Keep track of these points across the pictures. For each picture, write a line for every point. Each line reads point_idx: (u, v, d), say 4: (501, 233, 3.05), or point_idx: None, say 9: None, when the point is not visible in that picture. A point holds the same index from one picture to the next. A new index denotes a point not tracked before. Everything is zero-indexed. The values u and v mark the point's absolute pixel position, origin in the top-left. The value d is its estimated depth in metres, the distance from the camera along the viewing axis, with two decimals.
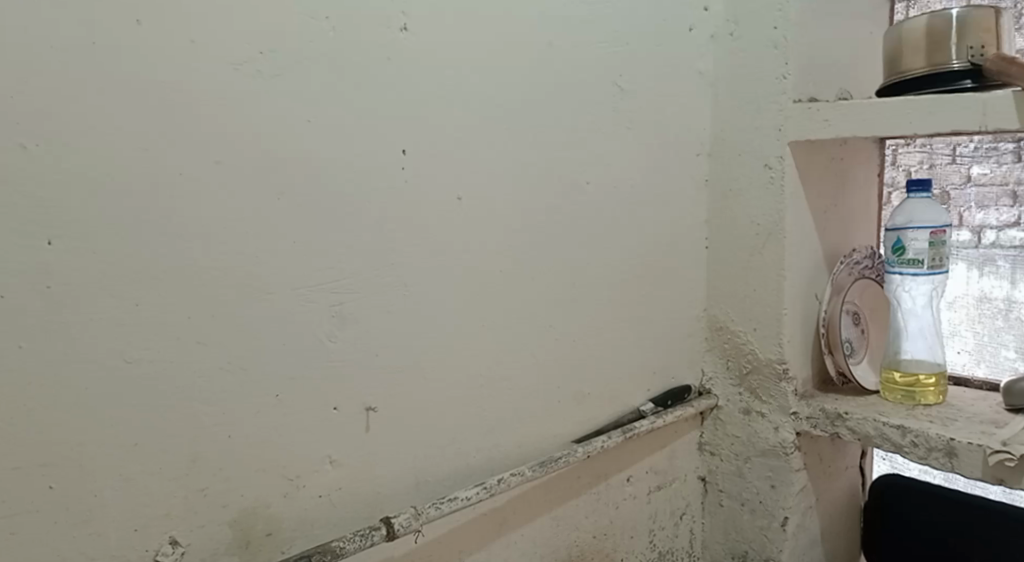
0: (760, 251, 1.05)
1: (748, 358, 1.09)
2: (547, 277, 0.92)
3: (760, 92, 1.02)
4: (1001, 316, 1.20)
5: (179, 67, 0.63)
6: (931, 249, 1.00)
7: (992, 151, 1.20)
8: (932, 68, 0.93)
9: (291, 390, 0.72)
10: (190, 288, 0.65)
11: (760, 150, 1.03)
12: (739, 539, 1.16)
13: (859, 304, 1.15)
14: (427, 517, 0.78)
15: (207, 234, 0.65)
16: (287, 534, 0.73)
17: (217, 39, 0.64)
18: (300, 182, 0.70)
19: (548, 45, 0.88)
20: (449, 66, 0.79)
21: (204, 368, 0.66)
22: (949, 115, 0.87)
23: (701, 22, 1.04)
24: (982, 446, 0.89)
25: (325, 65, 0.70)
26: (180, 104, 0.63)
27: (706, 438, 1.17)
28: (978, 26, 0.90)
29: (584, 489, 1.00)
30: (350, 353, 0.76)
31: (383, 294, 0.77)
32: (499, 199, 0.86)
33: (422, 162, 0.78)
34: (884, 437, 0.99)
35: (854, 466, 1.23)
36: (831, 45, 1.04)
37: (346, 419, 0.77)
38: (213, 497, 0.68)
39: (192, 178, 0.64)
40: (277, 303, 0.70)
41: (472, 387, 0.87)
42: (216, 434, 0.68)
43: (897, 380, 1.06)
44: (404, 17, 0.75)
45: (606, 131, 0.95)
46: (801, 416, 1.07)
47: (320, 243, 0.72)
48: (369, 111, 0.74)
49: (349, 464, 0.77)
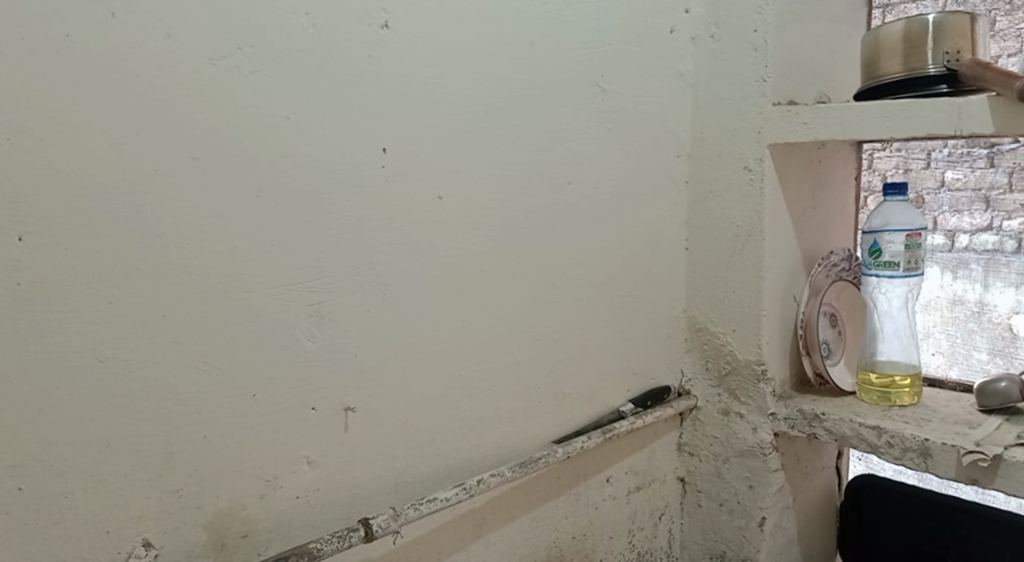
0: (739, 252, 1.06)
1: (727, 359, 1.10)
2: (527, 277, 0.92)
3: (740, 95, 1.02)
4: (973, 319, 1.22)
5: (155, 60, 0.61)
6: (906, 251, 1.01)
7: (965, 156, 1.22)
8: (908, 72, 0.94)
9: (268, 389, 0.71)
10: (166, 286, 0.64)
11: (739, 152, 1.04)
12: (717, 539, 1.16)
13: (836, 305, 1.16)
14: (405, 518, 0.77)
15: (183, 232, 0.64)
16: (263, 535, 0.72)
17: (194, 33, 0.63)
18: (278, 179, 0.69)
19: (530, 44, 0.88)
20: (430, 64, 0.79)
21: (179, 367, 0.65)
22: (924, 119, 0.88)
23: (681, 24, 1.04)
24: (956, 446, 0.91)
25: (304, 61, 0.70)
26: (156, 99, 0.62)
27: (685, 439, 1.17)
28: (953, 32, 0.92)
29: (563, 490, 0.99)
30: (328, 353, 0.75)
31: (362, 293, 0.77)
32: (480, 198, 0.85)
33: (402, 160, 0.78)
34: (860, 438, 1.00)
35: (830, 467, 1.24)
36: (810, 48, 1.05)
37: (325, 419, 0.76)
38: (188, 499, 0.67)
39: (167, 174, 0.63)
40: (254, 302, 0.69)
41: (452, 387, 0.86)
42: (191, 434, 0.67)
43: (874, 381, 1.07)
44: (385, 14, 0.74)
45: (587, 132, 0.95)
46: (778, 416, 1.08)
47: (298, 241, 0.71)
48: (349, 107, 0.73)
49: (327, 464, 0.76)
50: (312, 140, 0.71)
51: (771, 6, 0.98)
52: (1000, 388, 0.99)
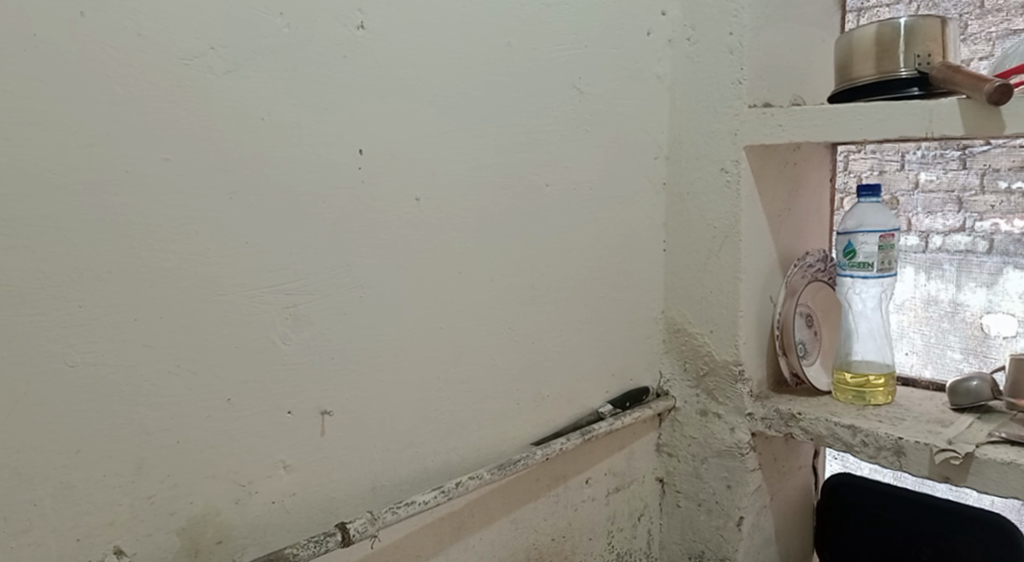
0: (716, 253, 1.06)
1: (705, 360, 1.11)
2: (505, 279, 0.92)
3: (717, 97, 1.03)
4: (946, 318, 1.24)
5: (126, 60, 0.61)
6: (880, 252, 1.02)
7: (938, 158, 1.23)
8: (881, 75, 0.95)
9: (243, 393, 0.70)
10: (138, 289, 0.63)
11: (716, 154, 1.04)
12: (695, 539, 1.17)
13: (812, 306, 1.17)
14: (383, 522, 0.77)
15: (154, 233, 0.63)
16: (238, 541, 0.71)
17: (166, 33, 0.62)
18: (252, 180, 0.69)
19: (508, 46, 0.88)
20: (407, 65, 0.78)
21: (152, 371, 0.64)
22: (896, 120, 0.89)
23: (658, 26, 1.05)
24: (928, 444, 0.92)
25: (279, 62, 0.69)
26: (127, 98, 0.61)
27: (664, 439, 1.18)
28: (924, 35, 0.93)
29: (543, 492, 0.99)
30: (304, 355, 0.74)
31: (338, 295, 0.76)
32: (457, 199, 0.85)
33: (379, 162, 0.77)
34: (836, 437, 1.01)
35: (807, 466, 1.25)
36: (785, 51, 1.06)
37: (301, 423, 0.75)
38: (161, 505, 0.66)
39: (139, 175, 0.62)
40: (229, 305, 0.68)
41: (430, 389, 0.86)
42: (164, 439, 0.66)
43: (849, 381, 1.08)
44: (361, 15, 0.74)
45: (565, 134, 0.95)
46: (756, 416, 1.08)
47: (273, 244, 0.71)
48: (325, 108, 0.73)
49: (303, 469, 0.76)
50: (287, 141, 0.70)
51: (747, 9, 0.99)
52: (972, 387, 1.00)
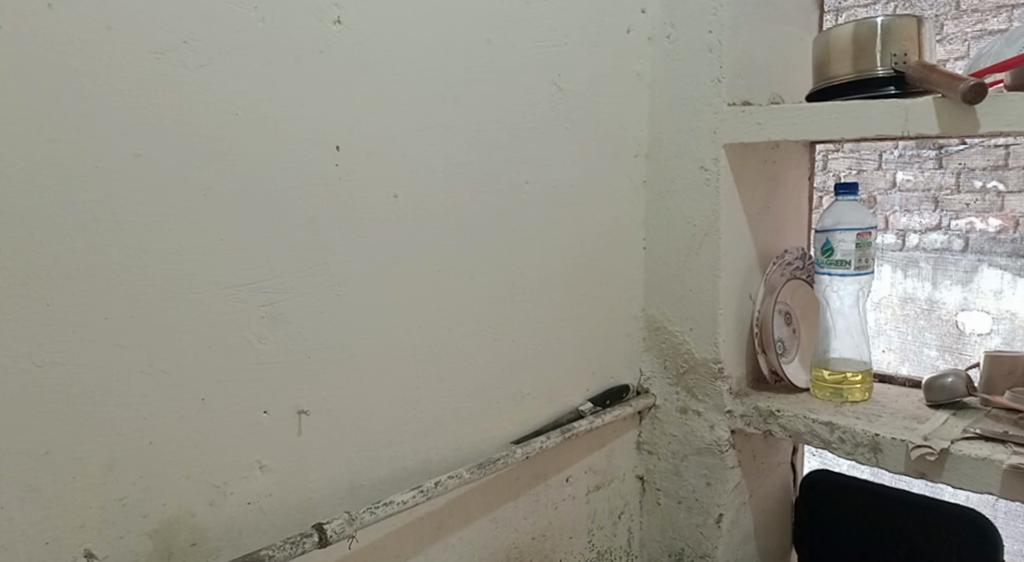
0: (696, 251, 1.07)
1: (685, 358, 1.11)
2: (485, 277, 0.91)
3: (696, 95, 1.03)
4: (923, 316, 1.25)
5: (96, 54, 0.59)
6: (857, 250, 1.03)
7: (915, 158, 1.24)
8: (858, 74, 0.95)
9: (218, 394, 0.69)
10: (108, 287, 0.62)
11: (695, 153, 1.04)
12: (676, 537, 1.17)
13: (791, 303, 1.17)
14: (361, 522, 0.76)
15: (124, 230, 0.62)
16: (213, 543, 0.70)
17: (137, 26, 0.61)
18: (226, 176, 0.67)
19: (487, 43, 0.87)
20: (384, 61, 0.78)
21: (123, 371, 0.63)
22: (872, 119, 0.90)
23: (638, 24, 1.05)
24: (904, 440, 0.93)
25: (253, 56, 0.68)
26: (95, 93, 0.60)
27: (644, 437, 1.18)
28: (900, 35, 0.94)
29: (522, 490, 0.99)
30: (280, 355, 0.73)
31: (315, 293, 0.75)
32: (436, 197, 0.84)
33: (356, 158, 0.76)
34: (814, 434, 1.02)
35: (785, 463, 1.26)
36: (764, 49, 1.06)
37: (277, 423, 0.74)
38: (133, 507, 0.65)
39: (109, 172, 0.61)
40: (202, 303, 0.67)
41: (409, 388, 0.85)
42: (136, 440, 0.65)
43: (827, 378, 1.09)
44: (337, 10, 0.73)
45: (545, 131, 0.95)
46: (735, 413, 1.09)
47: (248, 242, 0.70)
48: (300, 103, 0.72)
49: (279, 469, 0.75)
50: (262, 137, 0.69)
51: (726, 8, 0.99)
52: (947, 384, 1.01)
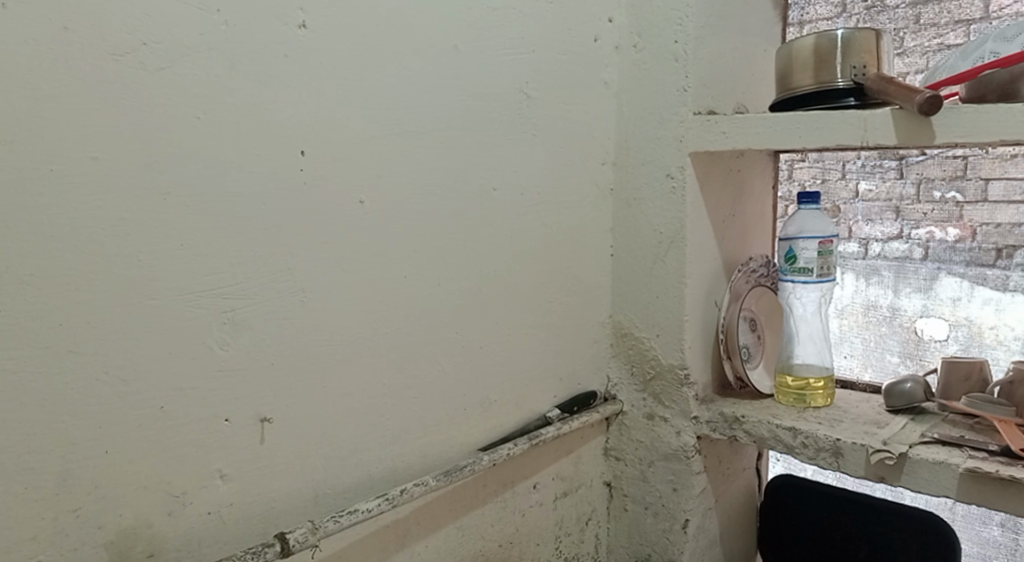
0: (662, 258, 1.08)
1: (651, 364, 1.12)
2: (452, 283, 0.91)
3: (663, 104, 1.04)
4: (885, 323, 1.25)
5: (53, 54, 0.58)
6: (819, 257, 1.05)
7: (877, 168, 1.24)
8: (819, 85, 0.97)
9: (177, 401, 0.68)
10: (62, 293, 0.60)
11: (661, 161, 1.05)
12: (642, 542, 1.17)
13: (755, 310, 1.19)
14: (324, 531, 0.75)
15: (79, 234, 0.61)
16: (171, 553, 0.69)
17: (95, 26, 0.60)
18: (187, 181, 0.66)
19: (454, 49, 0.87)
20: (350, 65, 0.77)
21: (78, 378, 0.62)
22: (833, 129, 0.92)
23: (605, 33, 1.06)
24: (865, 445, 0.94)
25: (215, 59, 0.67)
26: (50, 95, 0.58)
27: (611, 443, 1.18)
28: (860, 47, 0.96)
29: (490, 497, 0.99)
30: (242, 362, 0.72)
31: (279, 300, 0.74)
32: (403, 203, 0.84)
33: (321, 164, 0.76)
34: (778, 439, 1.03)
35: (750, 468, 1.27)
36: (729, 60, 1.08)
37: (238, 431, 0.73)
38: (87, 518, 0.63)
39: (64, 174, 0.59)
40: (162, 309, 0.66)
41: (374, 395, 0.84)
42: (91, 450, 0.63)
43: (790, 383, 1.10)
44: (302, 14, 0.73)
45: (512, 138, 0.95)
46: (701, 419, 1.10)
47: (209, 247, 0.69)
48: (263, 107, 0.71)
49: (241, 478, 0.73)
50: (224, 141, 0.68)
51: (692, 18, 1.00)
52: (906, 389, 1.04)
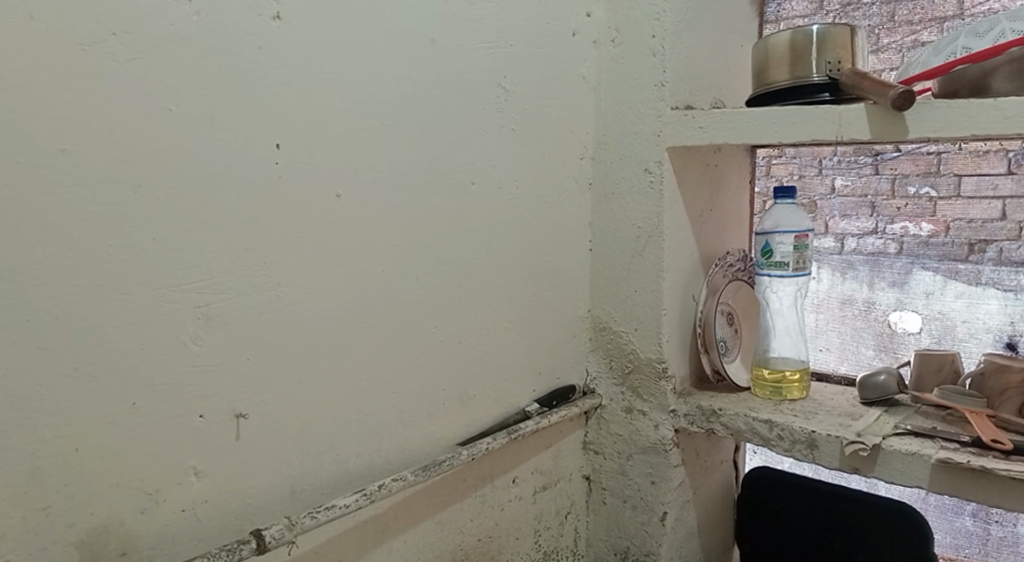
0: (640, 252, 1.08)
1: (629, 358, 1.12)
2: (430, 279, 0.91)
3: (640, 98, 1.05)
4: (861, 317, 1.26)
5: (18, 43, 0.57)
6: (795, 252, 1.06)
7: (852, 164, 1.24)
8: (794, 80, 0.98)
9: (150, 397, 0.67)
10: (28, 286, 0.59)
11: (639, 155, 1.06)
12: (621, 535, 1.18)
13: (732, 304, 1.20)
14: (301, 527, 0.74)
15: (46, 227, 0.60)
16: (144, 551, 0.68)
17: (62, 15, 0.59)
18: (159, 174, 0.65)
19: (432, 42, 0.87)
20: (325, 58, 0.76)
21: (48, 374, 0.61)
22: (809, 124, 0.92)
23: (583, 27, 1.06)
24: (839, 437, 0.95)
25: (188, 50, 0.66)
26: (16, 84, 0.57)
27: (590, 437, 1.19)
28: (834, 43, 0.97)
29: (468, 492, 0.99)
30: (217, 356, 0.71)
31: (253, 295, 0.74)
32: (379, 197, 0.84)
33: (297, 157, 0.75)
34: (754, 432, 1.04)
35: (727, 461, 1.28)
36: (706, 56, 1.08)
37: (213, 427, 0.72)
38: (58, 516, 0.63)
39: (31, 167, 0.58)
40: (133, 303, 0.65)
41: (352, 390, 0.84)
42: (61, 446, 0.62)
43: (766, 376, 1.11)
44: (277, 6, 0.72)
45: (491, 132, 0.95)
46: (679, 412, 1.10)
47: (182, 241, 0.68)
48: (236, 100, 0.70)
49: (215, 474, 0.73)
50: (197, 133, 0.68)
51: (669, 14, 1.01)
52: (880, 382, 1.05)
